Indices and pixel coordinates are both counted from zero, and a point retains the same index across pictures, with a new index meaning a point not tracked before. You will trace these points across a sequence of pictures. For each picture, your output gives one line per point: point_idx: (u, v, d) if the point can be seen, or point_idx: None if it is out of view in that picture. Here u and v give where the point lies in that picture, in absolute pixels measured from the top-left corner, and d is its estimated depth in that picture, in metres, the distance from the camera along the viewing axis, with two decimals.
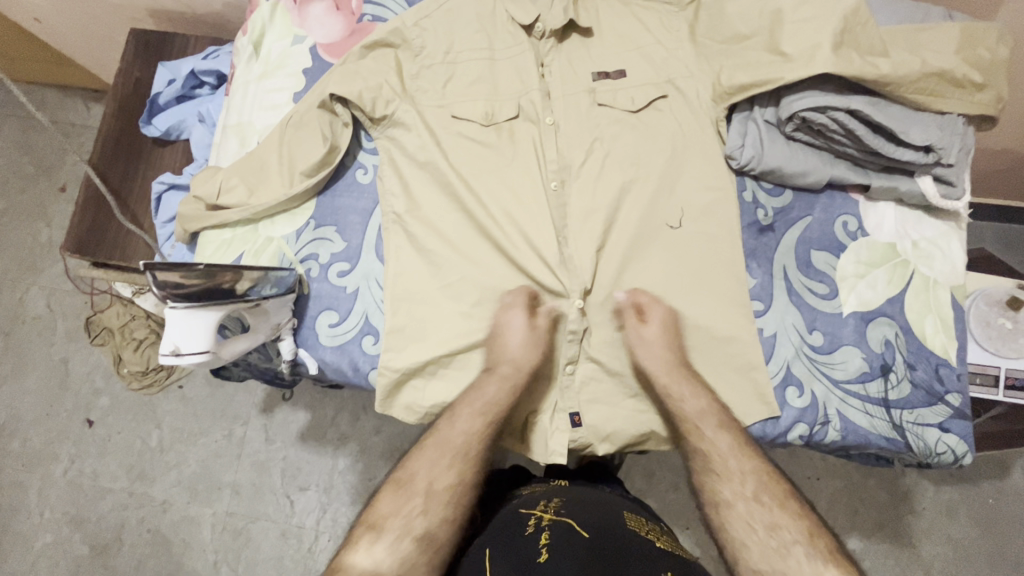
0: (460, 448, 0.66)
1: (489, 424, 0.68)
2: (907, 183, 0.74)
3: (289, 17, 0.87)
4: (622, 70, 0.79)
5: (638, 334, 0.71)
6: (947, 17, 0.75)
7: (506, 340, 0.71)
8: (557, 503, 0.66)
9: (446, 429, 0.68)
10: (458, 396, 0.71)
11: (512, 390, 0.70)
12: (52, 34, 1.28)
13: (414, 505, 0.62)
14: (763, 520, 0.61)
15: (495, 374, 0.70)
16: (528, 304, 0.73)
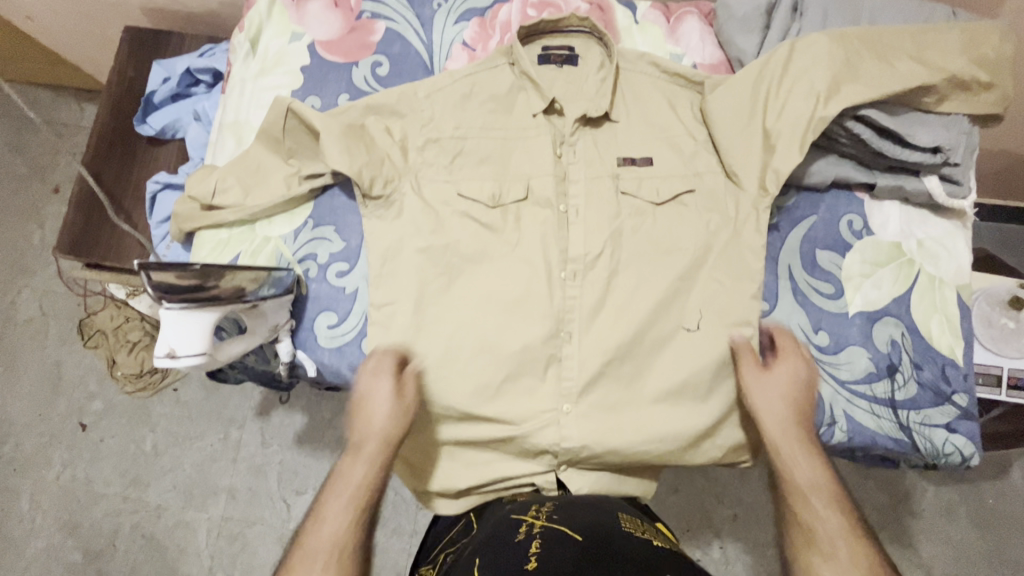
0: (337, 546, 0.59)
1: (363, 508, 0.62)
2: (914, 182, 0.74)
3: (286, 14, 0.86)
4: (649, 158, 0.77)
5: (761, 384, 0.68)
6: (951, 16, 0.74)
7: (366, 411, 0.66)
8: (548, 510, 0.65)
9: (314, 528, 0.60)
10: (326, 489, 0.63)
11: (380, 467, 0.64)
12: (45, 33, 1.27)
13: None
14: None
15: (358, 455, 0.64)
16: (390, 379, 0.68)
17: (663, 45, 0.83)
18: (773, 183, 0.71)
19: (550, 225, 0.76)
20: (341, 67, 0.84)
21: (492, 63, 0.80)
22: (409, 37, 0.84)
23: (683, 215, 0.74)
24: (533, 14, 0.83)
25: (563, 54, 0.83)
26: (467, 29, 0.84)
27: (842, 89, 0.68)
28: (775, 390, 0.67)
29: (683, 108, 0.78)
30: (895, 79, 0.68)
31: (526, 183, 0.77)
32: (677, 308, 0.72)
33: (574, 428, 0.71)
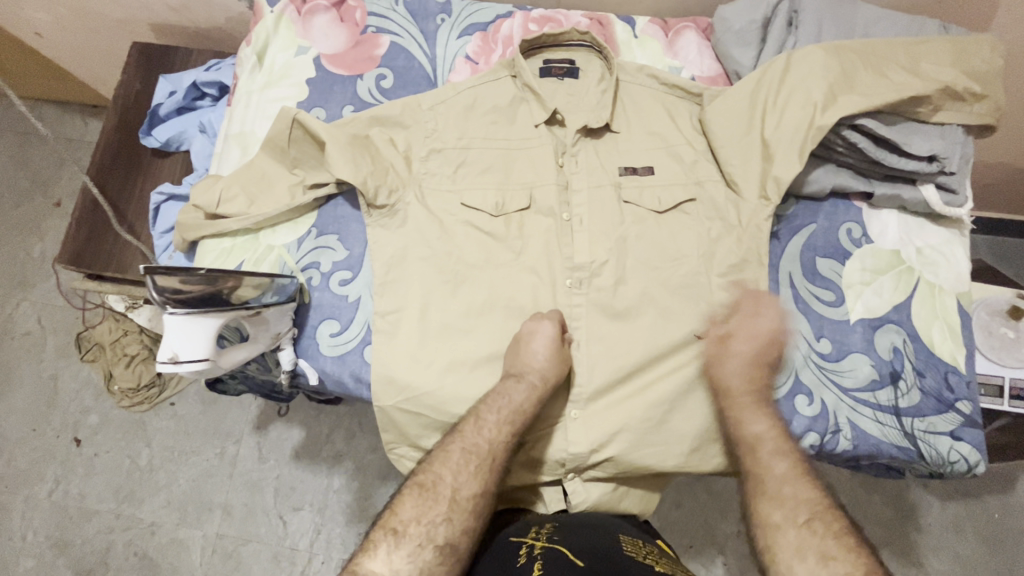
0: (486, 455, 0.65)
1: (515, 434, 0.67)
2: (911, 191, 0.75)
3: (293, 28, 0.87)
4: (650, 168, 0.78)
5: (719, 359, 0.70)
6: (942, 30, 0.76)
7: (533, 352, 0.69)
8: (549, 531, 0.64)
9: (472, 433, 0.65)
10: (481, 403, 0.68)
11: (539, 402, 0.68)
12: (52, 50, 1.29)
13: (439, 512, 0.60)
14: (815, 549, 0.57)
15: (523, 383, 0.68)
16: (560, 330, 0.72)
17: (663, 58, 0.84)
18: (774, 192, 0.72)
19: (552, 234, 0.76)
20: (346, 80, 0.85)
21: (494, 75, 0.81)
22: (413, 51, 0.86)
23: (683, 224, 0.75)
24: (535, 29, 0.85)
25: (564, 67, 0.84)
26: (470, 43, 0.86)
27: (838, 100, 0.70)
28: (732, 361, 0.69)
29: (683, 120, 0.80)
30: (890, 90, 0.70)
31: (528, 193, 0.78)
32: (680, 316, 0.72)
33: (579, 434, 0.71)
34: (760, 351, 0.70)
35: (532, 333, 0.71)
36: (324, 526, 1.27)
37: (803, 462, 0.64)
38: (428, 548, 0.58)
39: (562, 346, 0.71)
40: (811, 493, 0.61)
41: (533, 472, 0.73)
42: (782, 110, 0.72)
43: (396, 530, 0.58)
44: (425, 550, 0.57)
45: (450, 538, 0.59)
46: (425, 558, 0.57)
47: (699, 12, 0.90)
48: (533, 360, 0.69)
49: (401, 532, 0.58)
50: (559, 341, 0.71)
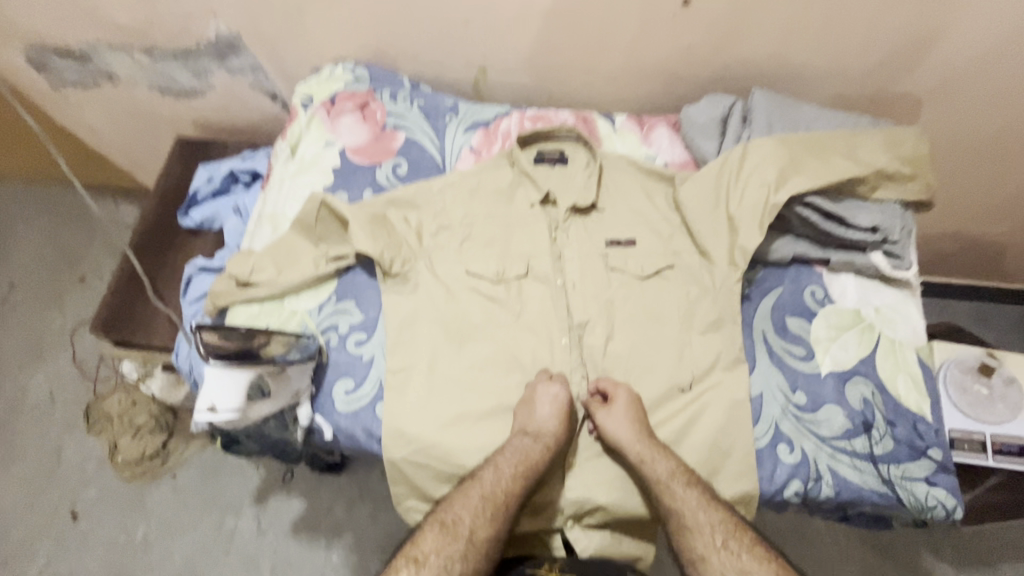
0: (500, 502, 0.72)
1: (528, 486, 0.73)
2: (862, 257, 0.85)
3: (322, 125, 1.02)
4: (632, 239, 0.89)
5: (604, 414, 0.75)
6: (874, 123, 0.90)
7: (548, 417, 0.76)
8: (559, 564, 0.72)
9: (488, 480, 0.73)
10: (495, 453, 0.75)
11: (548, 458, 0.74)
12: (101, 143, 1.45)
13: (456, 549, 0.69)
14: (733, 568, 0.67)
15: (538, 443, 0.74)
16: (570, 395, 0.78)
17: (640, 148, 0.98)
18: (741, 258, 0.82)
19: (548, 299, 0.85)
20: (367, 168, 0.98)
21: (495, 164, 0.94)
22: (425, 143, 1.00)
23: (662, 288, 0.85)
24: (530, 125, 0.99)
25: (555, 156, 0.98)
26: (474, 136, 1.00)
27: (789, 181, 0.82)
28: (618, 417, 0.74)
29: (659, 199, 0.92)
30: (832, 173, 0.82)
31: (525, 263, 0.88)
32: (665, 371, 0.80)
33: (577, 480, 0.77)
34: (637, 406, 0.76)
35: (542, 397, 0.77)
36: None
37: (710, 490, 0.72)
38: None
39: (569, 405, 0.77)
40: (724, 514, 0.70)
41: (535, 522, 0.77)
42: (742, 190, 0.84)
43: (418, 560, 0.69)
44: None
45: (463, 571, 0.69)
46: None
47: (670, 110, 1.06)
48: (542, 419, 0.75)
49: (421, 562, 0.69)
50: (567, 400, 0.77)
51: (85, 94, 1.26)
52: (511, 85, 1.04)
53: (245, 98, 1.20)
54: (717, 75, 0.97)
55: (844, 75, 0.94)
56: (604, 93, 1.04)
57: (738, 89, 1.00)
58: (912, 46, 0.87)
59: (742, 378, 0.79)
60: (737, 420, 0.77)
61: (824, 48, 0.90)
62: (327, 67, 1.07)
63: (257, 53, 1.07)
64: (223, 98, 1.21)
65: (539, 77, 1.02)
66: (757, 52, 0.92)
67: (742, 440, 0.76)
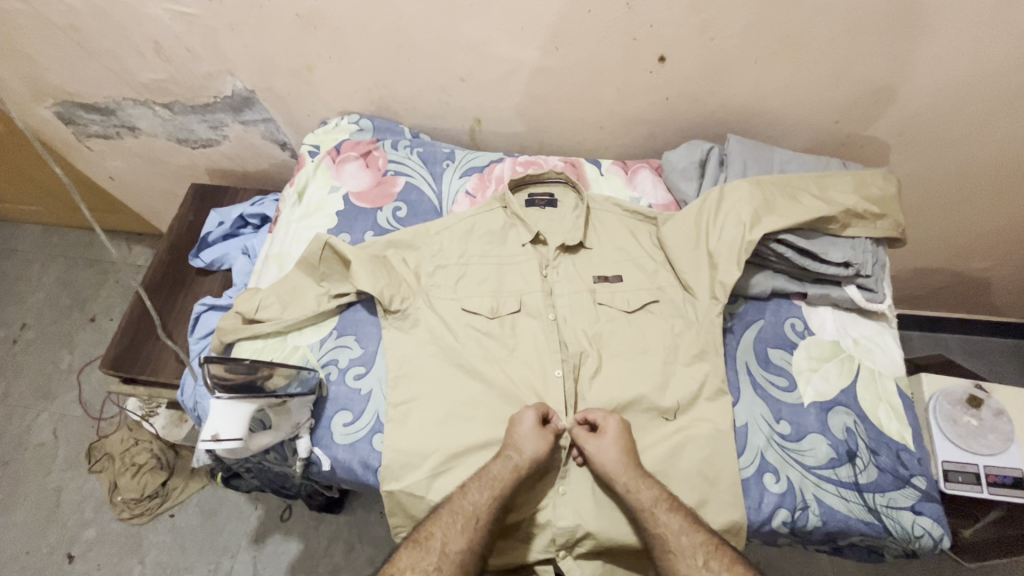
0: (470, 516, 0.72)
1: (498, 499, 0.74)
2: (838, 290, 0.89)
3: (328, 172, 1.09)
4: (619, 276, 0.93)
5: (594, 445, 0.77)
6: (843, 166, 0.96)
7: (518, 435, 0.77)
8: None
9: (458, 497, 0.74)
10: (471, 476, 0.76)
11: (517, 472, 0.75)
12: (119, 190, 1.54)
13: (430, 562, 0.71)
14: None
15: (502, 457, 0.76)
16: (542, 414, 0.80)
17: (625, 190, 1.04)
18: (721, 292, 0.86)
19: (539, 333, 0.89)
20: (369, 211, 1.04)
21: (489, 207, 1.00)
22: (424, 188, 1.07)
23: (648, 322, 0.89)
24: (521, 170, 1.06)
25: (545, 199, 1.05)
26: (469, 181, 1.07)
27: (763, 220, 0.87)
28: (609, 447, 0.77)
29: (643, 238, 0.97)
30: (804, 212, 0.87)
31: (518, 299, 0.92)
32: (652, 401, 0.83)
33: (567, 508, 0.79)
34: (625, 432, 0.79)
35: (518, 422, 0.78)
36: None
37: (691, 514, 0.73)
38: None
39: (542, 429, 0.78)
40: (705, 537, 0.71)
41: (528, 550, 0.79)
42: (720, 228, 0.89)
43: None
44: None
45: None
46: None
47: (654, 155, 1.13)
48: (514, 438, 0.77)
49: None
50: (539, 426, 0.78)
51: (107, 145, 1.35)
52: (504, 133, 1.12)
53: (257, 148, 1.28)
54: (695, 124, 1.04)
55: (813, 123, 1.01)
56: (591, 140, 1.11)
57: (716, 136, 1.07)
58: (874, 95, 0.94)
59: (726, 409, 0.82)
60: (722, 450, 0.79)
61: (793, 98, 0.97)
62: (334, 119, 1.15)
63: (270, 107, 1.16)
64: (236, 147, 1.29)
65: (530, 126, 1.09)
66: (731, 102, 0.99)
67: (728, 469, 0.78)
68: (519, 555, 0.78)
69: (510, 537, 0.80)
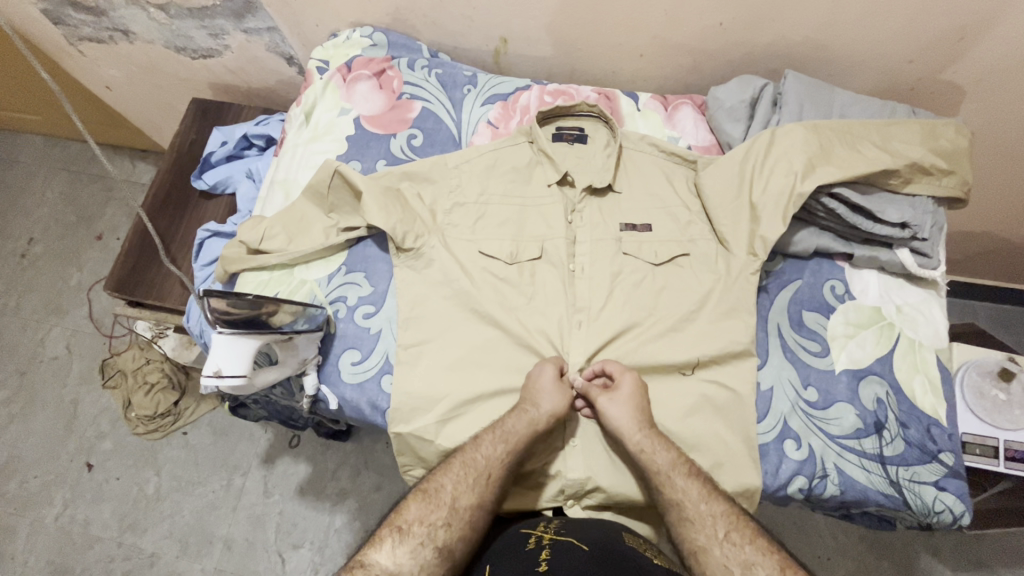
0: (483, 471, 0.70)
1: (511, 454, 0.72)
2: (887, 253, 0.82)
3: (338, 92, 1.00)
4: (648, 224, 0.86)
5: (607, 400, 0.74)
6: (912, 113, 0.86)
7: (535, 389, 0.75)
8: (557, 524, 0.69)
9: (471, 449, 0.72)
10: (485, 429, 0.74)
11: (533, 429, 0.73)
12: (118, 100, 1.44)
13: (439, 516, 0.66)
14: (737, 559, 0.62)
15: (518, 411, 0.74)
16: (558, 369, 0.77)
17: (662, 129, 0.95)
18: (761, 249, 0.79)
19: (560, 283, 0.84)
20: (381, 138, 0.96)
21: (513, 141, 0.92)
22: (442, 115, 0.98)
23: (675, 277, 0.83)
24: (550, 100, 0.97)
25: (574, 134, 0.96)
26: (492, 110, 0.97)
27: (817, 170, 0.79)
28: (621, 403, 0.73)
29: (679, 183, 0.89)
30: (863, 163, 0.78)
31: (539, 246, 0.86)
32: (673, 358, 0.79)
33: (579, 459, 0.77)
34: (640, 395, 0.75)
35: (535, 375, 0.76)
36: (322, 566, 1.27)
37: (713, 484, 0.70)
38: (428, 546, 0.64)
39: (562, 385, 0.76)
40: (726, 507, 0.67)
41: (534, 499, 0.78)
42: (767, 178, 0.80)
43: (401, 528, 0.65)
44: (425, 549, 0.63)
45: (448, 541, 0.65)
46: (425, 556, 0.63)
47: (697, 90, 1.02)
48: (529, 397, 0.75)
49: (404, 531, 0.64)
50: (558, 380, 0.76)
51: (102, 51, 1.24)
52: (533, 57, 1.01)
53: (261, 61, 1.18)
54: (747, 55, 0.93)
55: (883, 62, 0.89)
56: (629, 69, 1.00)
57: (769, 71, 0.95)
58: (960, 30, 0.81)
59: (751, 372, 0.78)
60: (743, 415, 0.76)
61: (866, 31, 0.84)
62: (345, 32, 1.05)
63: (274, 15, 1.04)
64: (239, 59, 1.18)
65: (563, 51, 0.98)
66: (793, 32, 0.87)
67: (747, 434, 0.75)
68: (527, 502, 0.78)
69: (519, 485, 0.79)
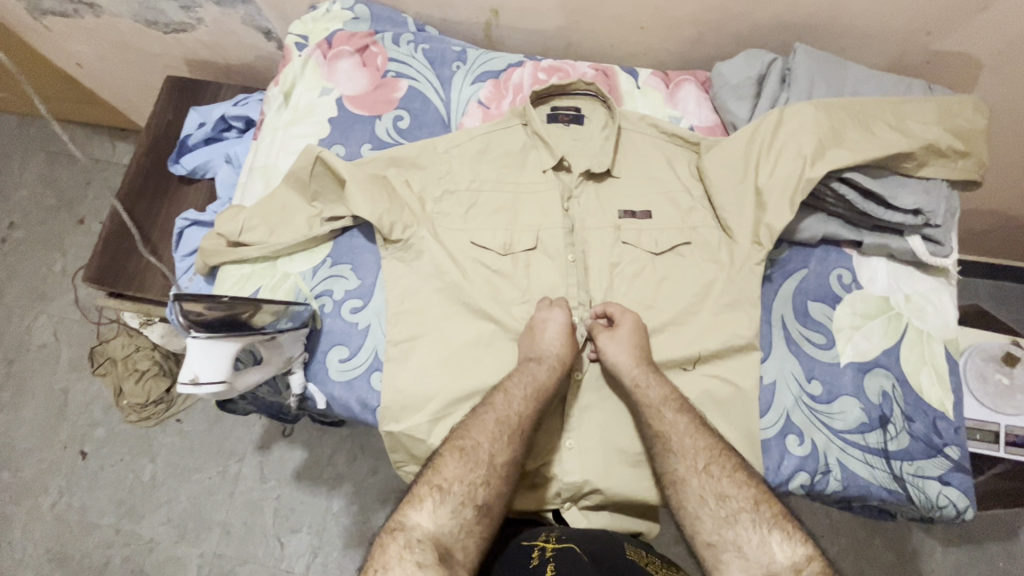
0: (516, 426, 0.69)
1: (542, 408, 0.71)
2: (898, 241, 0.78)
3: (318, 70, 0.93)
4: (648, 211, 0.82)
5: (606, 338, 0.74)
6: (927, 90, 0.81)
7: (544, 338, 0.75)
8: (557, 535, 0.67)
9: (503, 404, 0.70)
10: (507, 378, 0.73)
11: (558, 381, 0.73)
12: (91, 77, 1.36)
13: (478, 474, 0.65)
14: (713, 491, 0.65)
15: (544, 364, 0.73)
16: (567, 315, 0.77)
17: (663, 108, 0.90)
18: (766, 238, 0.76)
19: (557, 273, 0.81)
20: (365, 120, 0.90)
21: (506, 122, 0.86)
22: (429, 94, 0.92)
23: (676, 266, 0.80)
24: (544, 78, 0.91)
25: (570, 114, 0.90)
26: (482, 89, 0.92)
27: (826, 153, 0.74)
28: (633, 339, 0.74)
29: (681, 167, 0.85)
30: (876, 146, 0.74)
31: (534, 234, 0.82)
32: (671, 351, 0.76)
33: (574, 457, 0.75)
34: (637, 336, 0.74)
35: (545, 321, 0.76)
36: (320, 550, 1.27)
37: (701, 419, 0.70)
38: (469, 506, 0.63)
39: (572, 330, 0.76)
40: (710, 441, 0.68)
41: (532, 499, 0.76)
42: (773, 161, 0.76)
43: (441, 487, 0.63)
44: (465, 509, 0.63)
45: (486, 498, 0.64)
46: (465, 515, 0.62)
47: (700, 65, 0.96)
48: (547, 343, 0.74)
49: (445, 490, 0.63)
50: (570, 325, 0.76)
51: (69, 24, 1.17)
52: (526, 30, 0.94)
53: (238, 36, 1.11)
54: (754, 27, 0.87)
55: (899, 33, 0.83)
56: (629, 42, 0.93)
57: (777, 44, 0.90)
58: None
59: (754, 366, 0.75)
60: (745, 409, 0.74)
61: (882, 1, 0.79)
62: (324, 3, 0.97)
63: None
64: (214, 34, 1.11)
65: (559, 24, 0.92)
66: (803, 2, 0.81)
67: (748, 429, 0.73)
68: (524, 503, 0.76)
69: (515, 484, 0.77)
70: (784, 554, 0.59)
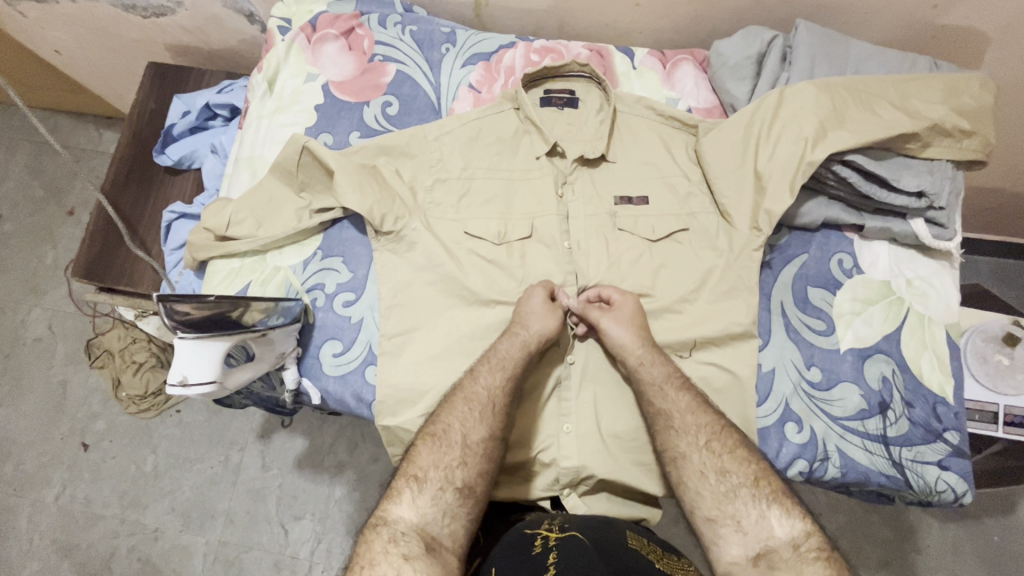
0: (486, 402, 0.69)
1: (511, 378, 0.70)
2: (900, 224, 0.77)
3: (302, 55, 0.90)
4: (645, 197, 0.80)
5: (607, 318, 0.73)
6: (933, 66, 0.78)
7: (524, 312, 0.73)
8: (560, 523, 0.66)
9: (470, 383, 0.70)
10: (480, 359, 0.72)
11: (527, 350, 0.72)
12: (72, 65, 1.32)
13: (453, 457, 0.65)
14: (715, 467, 0.65)
15: (510, 336, 0.72)
16: (549, 293, 0.75)
17: (660, 90, 0.87)
18: (765, 223, 0.74)
19: (552, 262, 0.79)
20: (352, 107, 0.88)
21: (498, 107, 0.84)
22: (418, 79, 0.89)
23: (671, 253, 0.78)
24: (537, 60, 0.88)
25: (564, 97, 0.87)
26: (473, 72, 0.89)
27: (829, 135, 0.72)
28: (617, 323, 0.72)
29: (678, 151, 0.82)
30: (879, 126, 0.72)
31: (529, 223, 0.80)
32: (669, 339, 0.75)
33: (573, 447, 0.75)
34: (637, 319, 0.73)
35: (528, 301, 0.74)
36: (324, 535, 1.28)
37: (704, 398, 0.70)
38: (449, 490, 0.63)
39: (554, 309, 0.74)
40: (713, 420, 0.68)
41: (530, 489, 0.76)
42: (772, 144, 0.74)
43: (417, 477, 0.64)
44: (445, 493, 0.63)
45: (466, 479, 0.65)
46: (447, 499, 0.63)
47: (698, 43, 0.93)
48: (522, 316, 0.73)
49: (421, 479, 0.63)
50: (551, 304, 0.74)
51: (44, 10, 1.12)
52: (518, 10, 0.91)
53: (220, 19, 1.07)
54: (754, 3, 0.83)
55: (905, 7, 0.80)
56: (624, 21, 0.90)
57: (777, 19, 0.86)
58: None
59: (752, 353, 0.74)
60: (742, 398, 0.73)
61: None
62: None
63: None
64: (195, 17, 1.07)
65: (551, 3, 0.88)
66: None
67: (746, 416, 0.73)
68: (522, 491, 0.76)
69: (512, 475, 0.77)
70: (784, 529, 0.59)
